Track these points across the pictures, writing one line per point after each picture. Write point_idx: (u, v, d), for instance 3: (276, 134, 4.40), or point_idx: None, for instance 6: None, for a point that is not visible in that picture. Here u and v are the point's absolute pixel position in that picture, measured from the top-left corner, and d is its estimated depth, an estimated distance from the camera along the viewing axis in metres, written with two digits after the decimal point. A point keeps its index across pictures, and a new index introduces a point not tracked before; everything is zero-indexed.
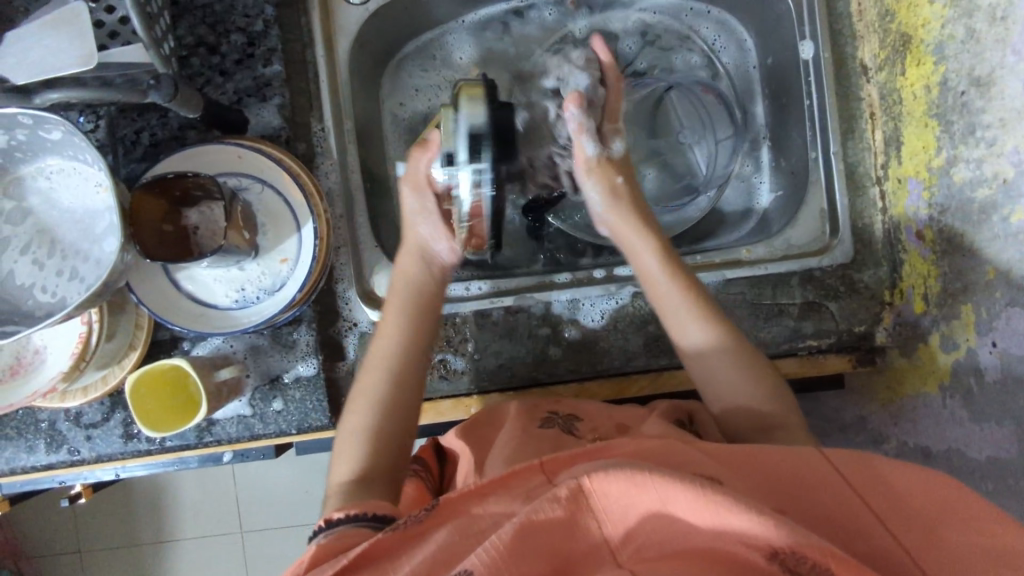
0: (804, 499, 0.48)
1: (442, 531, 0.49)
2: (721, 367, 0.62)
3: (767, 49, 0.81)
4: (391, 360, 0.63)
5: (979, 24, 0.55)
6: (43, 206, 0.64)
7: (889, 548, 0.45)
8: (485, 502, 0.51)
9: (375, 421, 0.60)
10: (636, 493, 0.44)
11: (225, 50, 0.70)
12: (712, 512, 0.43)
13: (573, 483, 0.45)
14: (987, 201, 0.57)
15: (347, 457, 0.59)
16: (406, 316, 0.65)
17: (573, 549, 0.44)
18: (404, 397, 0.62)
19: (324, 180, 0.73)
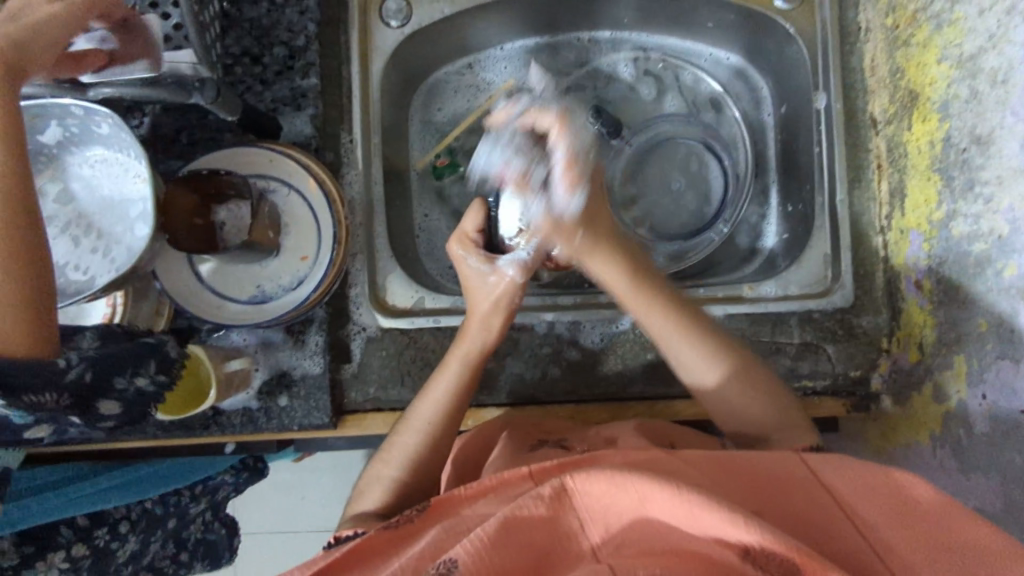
0: (776, 501, 0.48)
1: (435, 530, 0.52)
2: (728, 402, 0.64)
3: (782, 98, 0.83)
4: (427, 429, 0.65)
5: (982, 85, 0.58)
6: (83, 192, 0.68)
7: (855, 545, 0.45)
8: (477, 505, 0.54)
9: (401, 477, 0.63)
10: (615, 492, 0.47)
11: (267, 61, 0.75)
12: (687, 508, 0.45)
13: (557, 483, 0.48)
14: (982, 255, 0.59)
15: (373, 498, 0.62)
16: (453, 384, 0.66)
17: (553, 550, 0.47)
18: (431, 462, 0.64)
19: (347, 189, 0.77)
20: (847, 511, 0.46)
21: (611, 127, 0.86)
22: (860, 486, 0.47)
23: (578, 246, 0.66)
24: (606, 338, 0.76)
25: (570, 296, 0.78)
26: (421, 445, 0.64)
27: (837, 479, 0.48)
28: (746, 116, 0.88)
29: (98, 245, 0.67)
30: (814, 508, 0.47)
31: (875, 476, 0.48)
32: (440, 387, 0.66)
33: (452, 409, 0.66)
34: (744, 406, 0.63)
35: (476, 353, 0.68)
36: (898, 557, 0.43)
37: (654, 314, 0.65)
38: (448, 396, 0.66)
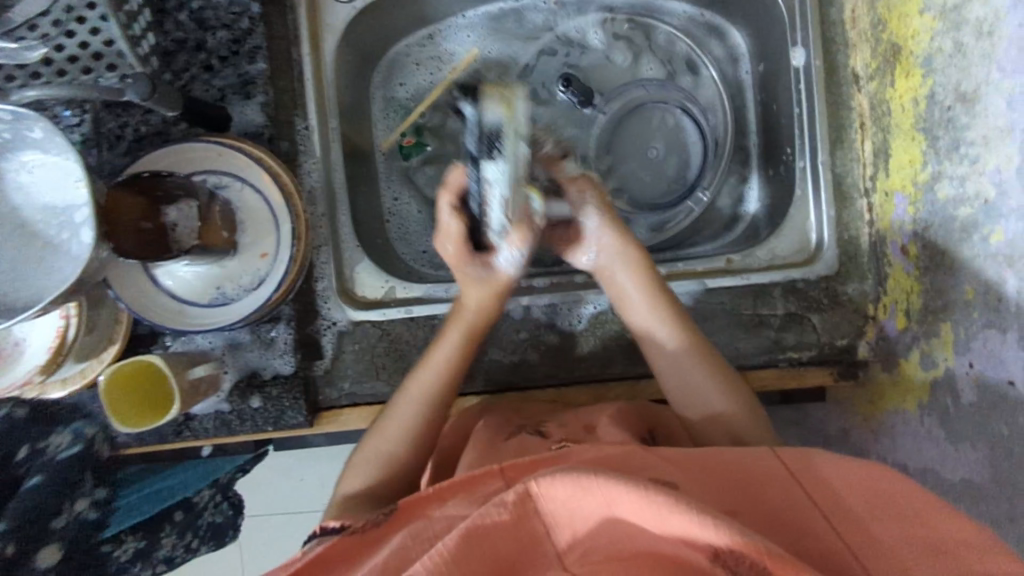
0: (747, 500, 0.47)
1: (402, 534, 0.50)
2: (687, 374, 0.63)
3: (760, 55, 0.79)
4: (420, 399, 0.64)
5: (967, 38, 0.54)
6: (24, 201, 0.64)
7: (827, 541, 0.43)
8: (447, 504, 0.51)
9: (396, 450, 0.62)
10: (581, 496, 0.44)
11: (212, 46, 0.70)
12: (654, 510, 0.41)
13: (520, 488, 0.45)
14: (968, 220, 0.56)
15: (363, 474, 0.62)
16: (452, 351, 0.65)
17: (519, 559, 0.44)
18: (429, 435, 0.63)
19: (306, 179, 0.73)
20: (821, 508, 0.45)
21: (583, 95, 0.83)
22: (838, 484, 0.46)
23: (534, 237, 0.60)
24: (584, 320, 0.73)
25: (543, 279, 0.76)
26: (417, 417, 0.63)
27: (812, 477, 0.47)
28: (723, 76, 0.84)
29: (45, 254, 0.64)
30: (792, 508, 0.45)
31: (852, 472, 0.46)
32: (439, 356, 0.65)
33: (450, 377, 0.65)
34: (703, 389, 0.63)
35: (489, 306, 0.65)
36: (870, 550, 0.41)
37: (636, 300, 0.65)
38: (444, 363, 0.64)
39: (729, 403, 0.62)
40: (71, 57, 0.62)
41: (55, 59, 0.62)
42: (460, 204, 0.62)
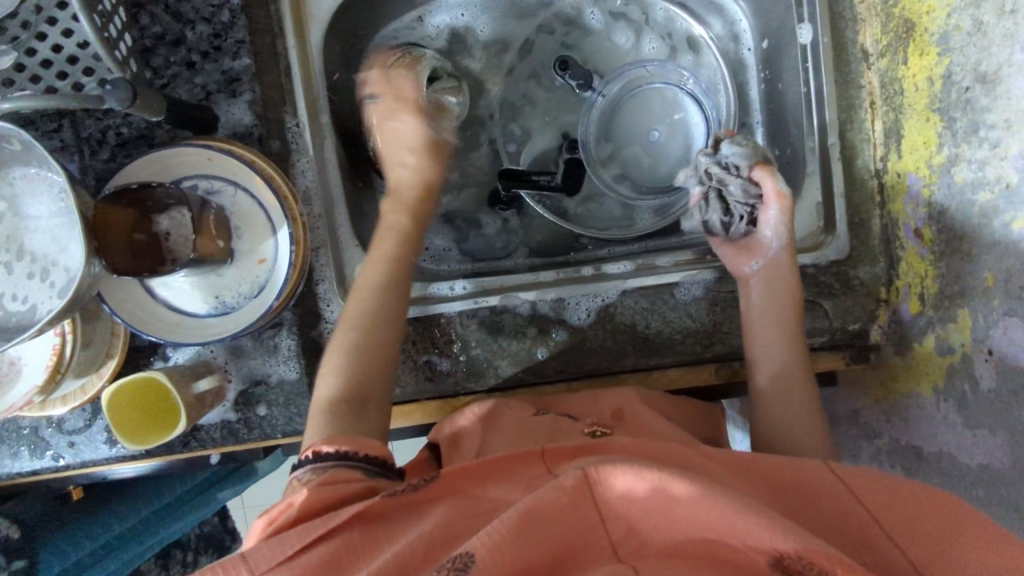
0: (802, 512, 0.46)
1: (444, 508, 0.47)
2: (776, 312, 0.65)
3: (763, 31, 0.76)
4: (373, 283, 0.63)
5: (987, 16, 0.52)
6: (6, 214, 0.61)
7: (895, 564, 0.42)
8: (489, 486, 0.50)
9: (363, 336, 0.61)
10: (640, 488, 0.44)
11: (191, 41, 0.67)
12: (715, 506, 0.42)
13: (579, 472, 0.45)
14: (988, 205, 0.55)
15: (333, 373, 0.59)
16: (394, 246, 0.66)
17: (574, 540, 0.43)
18: (393, 317, 0.62)
19: (300, 179, 0.71)
20: (885, 526, 0.44)
21: (582, 78, 0.82)
22: (904, 501, 0.44)
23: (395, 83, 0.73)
24: (593, 313, 0.72)
25: (552, 273, 0.74)
26: (375, 298, 0.62)
27: (871, 490, 0.45)
28: (725, 51, 0.80)
29: (34, 270, 0.61)
30: (846, 519, 0.45)
31: (913, 491, 0.44)
32: (388, 241, 0.66)
33: (398, 268, 0.64)
34: (776, 347, 0.64)
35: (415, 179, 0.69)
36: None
37: (762, 319, 0.65)
38: (388, 255, 0.65)
39: (795, 363, 0.64)
40: (45, 62, 0.59)
41: (27, 64, 0.59)
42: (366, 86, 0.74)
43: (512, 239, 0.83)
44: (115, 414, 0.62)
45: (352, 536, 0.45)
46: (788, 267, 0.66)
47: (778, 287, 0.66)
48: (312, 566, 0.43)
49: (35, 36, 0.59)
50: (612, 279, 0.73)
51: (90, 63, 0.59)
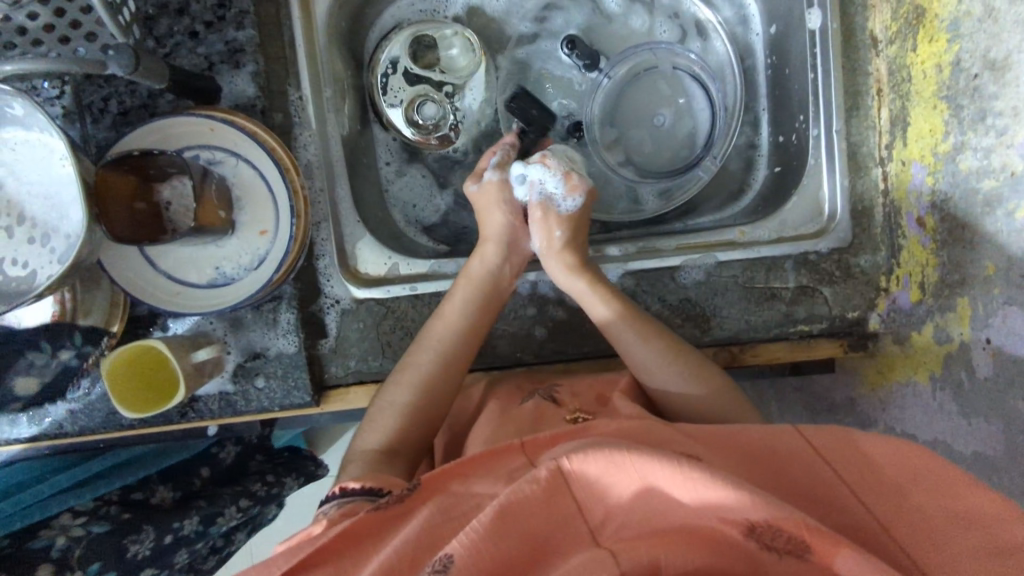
0: (776, 482, 0.47)
1: (426, 512, 0.48)
2: (644, 362, 0.63)
3: (771, 16, 0.76)
4: (434, 352, 0.65)
5: (999, 2, 0.51)
6: (7, 180, 0.61)
7: (864, 523, 0.43)
8: (471, 481, 0.50)
9: (414, 389, 0.63)
10: (613, 475, 0.44)
11: (196, 11, 0.67)
12: (689, 484, 0.42)
13: (552, 463, 0.44)
14: (992, 193, 0.54)
15: (380, 428, 0.61)
16: (468, 311, 0.67)
17: (553, 534, 0.43)
18: (447, 380, 0.64)
19: (301, 152, 0.70)
20: (851, 486, 0.45)
21: (588, 58, 0.80)
22: (866, 461, 0.46)
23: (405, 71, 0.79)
24: None
25: None
26: (434, 363, 0.64)
27: (839, 455, 0.46)
28: (735, 37, 0.81)
29: (34, 235, 0.61)
30: (817, 483, 0.46)
31: (874, 451, 0.46)
32: (454, 304, 0.67)
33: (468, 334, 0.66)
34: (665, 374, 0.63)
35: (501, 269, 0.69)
36: (909, 531, 0.42)
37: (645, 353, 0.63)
38: (457, 325, 0.66)
39: (693, 377, 0.63)
40: (47, 27, 0.58)
41: (29, 28, 0.58)
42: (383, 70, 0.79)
43: None
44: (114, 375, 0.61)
45: (343, 558, 0.46)
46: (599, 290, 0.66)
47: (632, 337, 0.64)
48: None
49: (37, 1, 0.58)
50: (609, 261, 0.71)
51: (93, 28, 0.59)
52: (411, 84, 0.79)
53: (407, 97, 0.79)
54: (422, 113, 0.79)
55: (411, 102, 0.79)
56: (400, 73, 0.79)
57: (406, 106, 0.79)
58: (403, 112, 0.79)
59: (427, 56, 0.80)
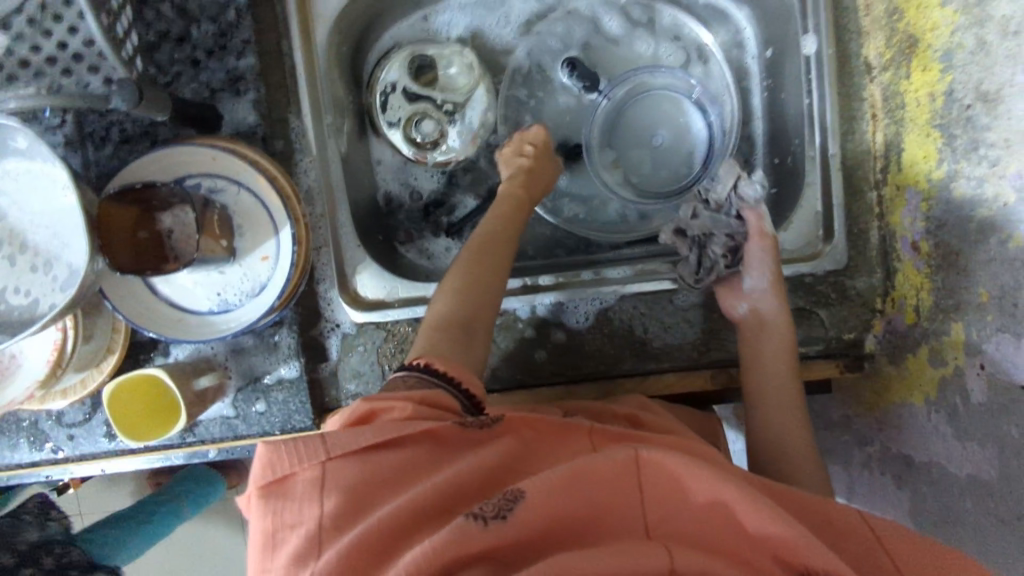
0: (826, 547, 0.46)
1: (506, 447, 0.49)
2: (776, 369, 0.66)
3: (767, 40, 0.77)
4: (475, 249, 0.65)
5: (991, 36, 0.52)
6: (11, 210, 0.62)
7: None
8: (542, 444, 0.50)
9: (466, 267, 0.64)
10: (690, 480, 0.45)
11: (196, 40, 0.67)
12: (753, 517, 0.43)
13: (635, 451, 0.46)
14: (986, 222, 0.55)
15: (443, 304, 0.62)
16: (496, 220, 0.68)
17: (615, 506, 0.44)
18: (495, 280, 0.64)
19: (302, 178, 0.71)
20: (900, 568, 0.45)
21: (588, 79, 0.81)
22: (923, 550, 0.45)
23: (403, 91, 0.78)
24: (592, 316, 0.73)
25: (551, 276, 0.73)
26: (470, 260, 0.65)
27: (898, 538, 0.46)
28: (731, 60, 0.81)
29: (37, 263, 0.61)
30: (869, 561, 0.45)
31: (933, 544, 0.46)
32: (498, 209, 0.69)
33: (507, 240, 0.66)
34: (783, 414, 0.65)
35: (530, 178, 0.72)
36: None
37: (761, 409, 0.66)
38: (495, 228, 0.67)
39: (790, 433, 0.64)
40: (50, 59, 0.58)
41: (32, 60, 0.58)
42: (381, 91, 0.79)
43: (511, 241, 0.83)
44: (114, 401, 0.62)
45: (418, 450, 0.47)
46: (775, 301, 0.67)
47: (774, 346, 0.66)
48: (383, 467, 0.46)
49: (39, 33, 0.58)
50: (612, 283, 0.72)
51: (94, 62, 0.59)
52: (409, 104, 0.78)
53: (404, 116, 0.78)
54: (420, 133, 0.79)
55: (409, 122, 0.78)
56: (399, 92, 0.79)
57: (404, 126, 0.78)
58: (401, 133, 0.78)
59: (427, 77, 0.80)
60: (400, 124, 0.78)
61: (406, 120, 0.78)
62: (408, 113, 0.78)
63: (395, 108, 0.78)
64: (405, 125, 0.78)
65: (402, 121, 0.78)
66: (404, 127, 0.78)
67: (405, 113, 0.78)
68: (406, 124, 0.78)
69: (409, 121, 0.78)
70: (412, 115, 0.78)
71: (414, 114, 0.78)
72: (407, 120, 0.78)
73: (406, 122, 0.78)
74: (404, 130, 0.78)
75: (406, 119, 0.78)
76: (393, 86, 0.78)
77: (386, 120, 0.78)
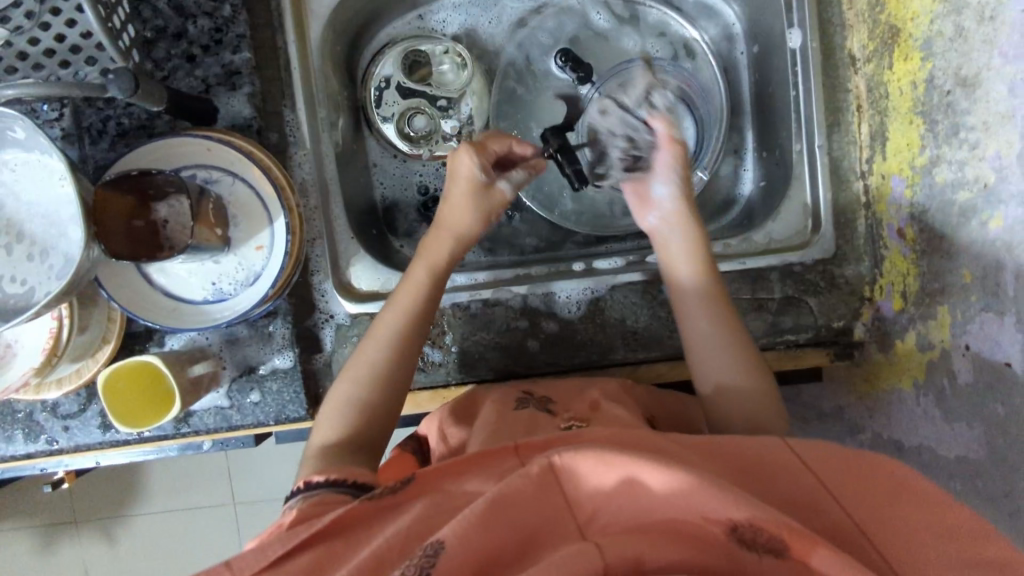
0: (758, 486, 0.48)
1: (420, 505, 0.49)
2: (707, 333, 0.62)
3: (755, 36, 0.78)
4: (386, 337, 0.64)
5: (968, 22, 0.54)
6: (8, 200, 0.62)
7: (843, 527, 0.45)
8: (461, 480, 0.51)
9: (361, 395, 0.62)
10: (605, 469, 0.46)
11: (193, 35, 0.68)
12: (676, 486, 0.44)
13: (546, 461, 0.46)
14: (967, 205, 0.56)
15: (334, 423, 0.61)
16: (414, 295, 0.65)
17: (542, 526, 0.44)
18: (399, 372, 0.63)
19: (296, 171, 0.72)
20: (832, 490, 0.46)
21: (581, 70, 0.82)
22: (847, 467, 0.47)
23: (398, 86, 0.81)
24: (583, 306, 0.73)
25: (543, 265, 0.75)
26: (385, 357, 0.63)
27: (823, 461, 0.48)
28: (720, 57, 0.83)
29: (33, 252, 0.62)
30: (800, 490, 0.47)
31: (856, 458, 0.48)
32: (402, 296, 0.65)
33: (419, 319, 0.65)
34: (715, 356, 0.62)
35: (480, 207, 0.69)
36: (886, 538, 0.44)
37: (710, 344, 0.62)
38: (402, 310, 0.64)
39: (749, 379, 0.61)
40: (48, 51, 0.60)
41: (30, 53, 0.59)
42: (376, 86, 0.81)
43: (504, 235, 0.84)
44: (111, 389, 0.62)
45: (330, 542, 0.47)
46: (683, 205, 0.67)
47: (685, 257, 0.65)
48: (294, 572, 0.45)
49: (38, 25, 0.59)
50: (603, 273, 0.73)
51: (92, 53, 0.60)
52: (404, 99, 0.81)
53: (399, 109, 0.81)
54: (415, 126, 0.81)
55: (404, 115, 0.81)
56: (393, 88, 0.81)
57: (398, 120, 0.81)
58: (397, 126, 0.81)
59: (420, 73, 0.82)
60: (396, 118, 0.81)
61: (401, 113, 0.81)
62: (404, 107, 0.81)
63: (389, 102, 0.81)
64: (399, 119, 0.81)
65: (397, 114, 0.81)
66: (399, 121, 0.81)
67: (399, 106, 0.81)
68: (401, 118, 0.81)
69: (403, 116, 0.81)
70: (407, 108, 0.81)
71: (408, 107, 0.81)
72: (403, 113, 0.81)
73: (400, 115, 0.81)
74: (399, 123, 0.81)
75: (401, 112, 0.81)
76: (388, 81, 0.81)
77: (381, 114, 0.81)
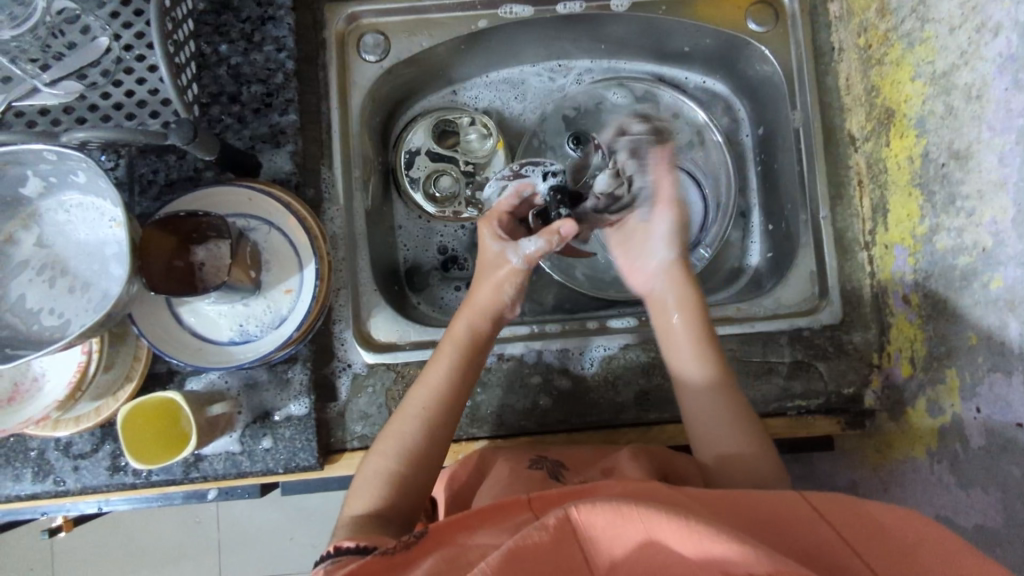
0: (778, 542, 0.46)
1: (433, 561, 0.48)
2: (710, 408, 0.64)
3: (760, 119, 0.84)
4: (413, 416, 0.64)
5: (957, 101, 0.59)
6: (58, 237, 0.66)
7: None
8: (474, 536, 0.50)
9: (393, 474, 0.61)
10: (622, 524, 0.44)
11: (245, 99, 0.73)
12: (696, 541, 0.42)
13: (561, 511, 0.44)
14: (968, 268, 0.59)
15: (363, 498, 0.60)
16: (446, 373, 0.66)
17: None
18: (430, 452, 0.63)
19: (329, 224, 0.76)
20: (854, 547, 0.45)
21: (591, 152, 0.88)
22: (870, 524, 0.46)
23: (427, 152, 0.86)
24: (597, 363, 0.75)
25: (558, 324, 0.77)
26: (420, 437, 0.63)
27: (845, 518, 0.47)
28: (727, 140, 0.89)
29: (74, 287, 0.65)
30: (822, 545, 0.46)
31: (878, 513, 0.46)
32: (435, 373, 0.66)
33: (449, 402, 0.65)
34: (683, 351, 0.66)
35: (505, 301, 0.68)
36: None
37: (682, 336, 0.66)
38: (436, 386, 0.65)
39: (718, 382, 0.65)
40: (117, 105, 0.65)
41: (100, 104, 0.65)
42: (407, 151, 0.86)
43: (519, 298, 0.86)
44: (129, 422, 0.63)
45: None
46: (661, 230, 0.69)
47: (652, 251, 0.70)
48: None
49: (110, 82, 0.65)
50: (615, 332, 0.75)
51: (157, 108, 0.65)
52: (431, 163, 0.86)
53: (427, 172, 0.86)
54: (441, 189, 0.86)
55: (432, 177, 0.86)
56: (423, 154, 0.86)
57: (426, 182, 0.86)
58: (422, 188, 0.86)
59: (448, 143, 0.87)
60: (422, 180, 0.86)
61: (427, 176, 0.86)
62: (431, 170, 0.86)
63: (418, 166, 0.86)
64: (426, 182, 0.86)
65: (425, 177, 0.86)
66: (426, 183, 0.86)
67: (426, 170, 0.86)
68: (428, 181, 0.86)
69: (430, 178, 0.86)
70: (433, 172, 0.86)
71: (435, 172, 0.86)
72: (429, 177, 0.86)
73: (427, 178, 0.86)
74: (425, 185, 0.86)
75: (427, 176, 0.86)
76: (418, 146, 0.86)
77: (410, 176, 0.86)
